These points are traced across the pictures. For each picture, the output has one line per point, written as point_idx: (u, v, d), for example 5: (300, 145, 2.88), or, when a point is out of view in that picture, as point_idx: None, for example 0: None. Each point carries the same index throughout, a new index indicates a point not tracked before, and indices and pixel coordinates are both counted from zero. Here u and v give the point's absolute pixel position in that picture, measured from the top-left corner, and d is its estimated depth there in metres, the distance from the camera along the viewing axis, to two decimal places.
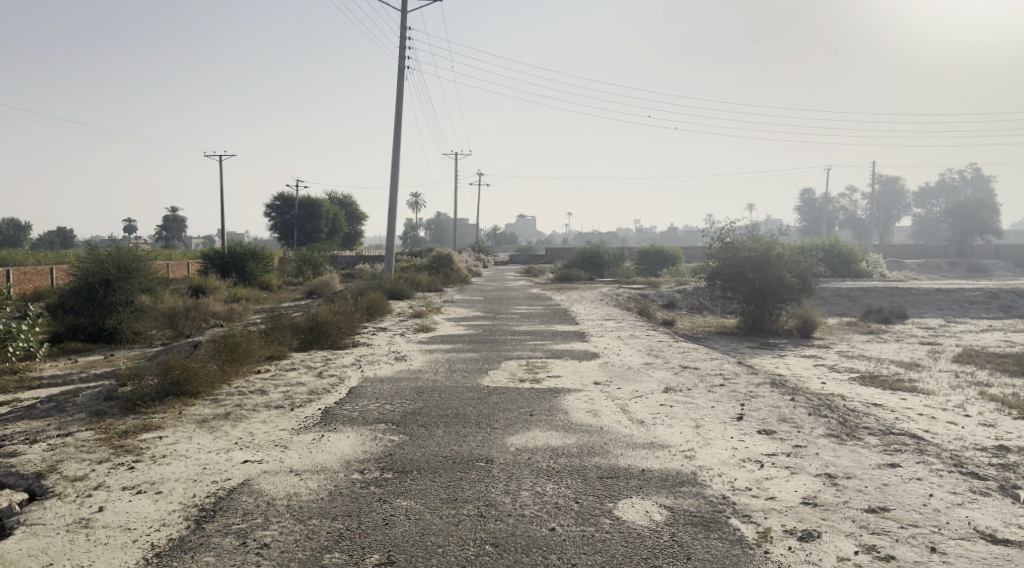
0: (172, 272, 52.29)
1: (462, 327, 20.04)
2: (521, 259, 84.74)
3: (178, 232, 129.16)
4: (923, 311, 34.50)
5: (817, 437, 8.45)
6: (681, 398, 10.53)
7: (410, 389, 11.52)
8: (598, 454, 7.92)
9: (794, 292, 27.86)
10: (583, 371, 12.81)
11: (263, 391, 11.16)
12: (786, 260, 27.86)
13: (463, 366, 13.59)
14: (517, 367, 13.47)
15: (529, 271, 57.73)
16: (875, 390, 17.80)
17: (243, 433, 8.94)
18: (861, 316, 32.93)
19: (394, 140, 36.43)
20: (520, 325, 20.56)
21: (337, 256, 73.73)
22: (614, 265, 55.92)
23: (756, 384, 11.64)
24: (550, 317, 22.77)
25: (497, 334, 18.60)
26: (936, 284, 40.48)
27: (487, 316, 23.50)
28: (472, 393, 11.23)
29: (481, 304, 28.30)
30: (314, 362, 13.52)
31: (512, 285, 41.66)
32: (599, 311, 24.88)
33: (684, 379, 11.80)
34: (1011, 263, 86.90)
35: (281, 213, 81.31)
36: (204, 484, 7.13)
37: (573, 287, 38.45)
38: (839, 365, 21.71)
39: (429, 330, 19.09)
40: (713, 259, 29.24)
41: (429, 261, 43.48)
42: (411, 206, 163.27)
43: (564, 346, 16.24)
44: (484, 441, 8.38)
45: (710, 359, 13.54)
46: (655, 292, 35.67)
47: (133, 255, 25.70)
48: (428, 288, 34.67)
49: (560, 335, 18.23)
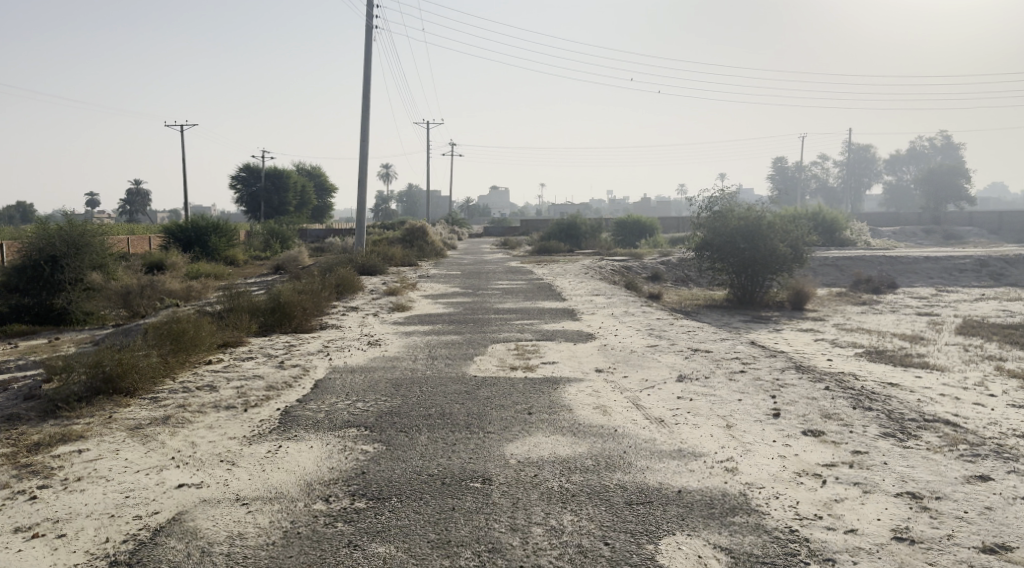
0: (132, 247, 49.99)
1: (440, 305, 18.50)
2: (496, 230, 82.98)
3: (141, 206, 125.30)
4: (911, 280, 33.50)
5: (876, 440, 7.10)
6: (700, 389, 9.13)
7: (386, 382, 10.00)
8: (619, 467, 6.46)
9: (787, 262, 26.66)
10: (582, 357, 11.38)
11: (213, 387, 9.55)
12: (778, 229, 26.61)
13: (445, 352, 12.08)
14: (506, 352, 12.00)
15: (505, 244, 56.11)
16: (886, 367, 16.62)
17: (184, 445, 7.35)
18: (851, 287, 31.87)
19: (364, 106, 34.48)
20: (502, 303, 19.06)
21: (306, 229, 71.56)
22: (592, 237, 54.53)
23: (780, 369, 10.29)
24: (535, 293, 21.29)
25: (478, 313, 17.11)
26: (923, 251, 39.53)
27: (465, 292, 21.97)
28: (458, 385, 9.75)
29: (458, 279, 26.75)
30: (275, 350, 11.91)
31: (488, 258, 40.08)
32: (585, 285, 23.45)
33: (697, 364, 10.41)
34: (985, 229, 86.81)
35: (247, 185, 78.67)
36: (124, 522, 5.56)
37: (553, 259, 37.00)
38: (840, 340, 20.53)
39: (405, 309, 17.53)
40: (702, 229, 27.91)
41: (401, 234, 41.70)
42: (381, 177, 159.96)
43: (555, 326, 14.78)
44: (479, 452, 6.89)
45: (721, 340, 12.18)
46: (639, 263, 34.34)
47: (82, 230, 23.85)
48: (402, 263, 32.99)
49: (549, 313, 16.78)
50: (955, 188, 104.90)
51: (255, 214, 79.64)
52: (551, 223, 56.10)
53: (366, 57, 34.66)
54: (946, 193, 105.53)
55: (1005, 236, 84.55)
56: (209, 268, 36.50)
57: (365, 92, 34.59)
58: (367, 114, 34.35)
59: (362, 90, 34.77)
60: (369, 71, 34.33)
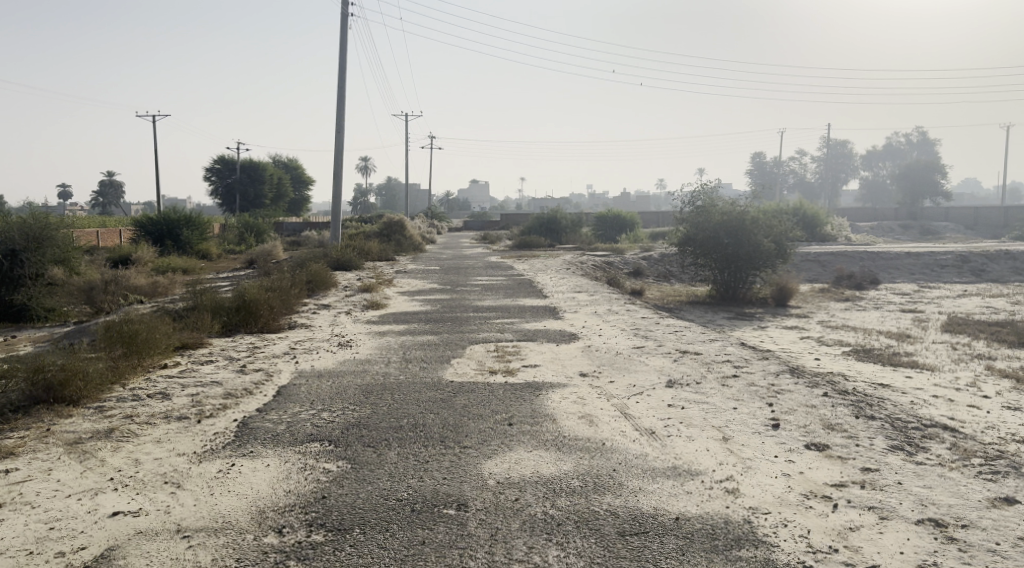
0: (102, 241, 48.73)
1: (417, 303, 17.79)
2: (475, 224, 82.20)
3: (114, 198, 122.92)
4: (893, 276, 33.23)
5: (886, 456, 6.54)
6: (692, 396, 8.53)
7: (355, 389, 9.31)
8: (608, 488, 5.84)
9: (770, 258, 26.22)
10: (565, 360, 10.75)
11: (166, 395, 8.79)
12: (762, 224, 26.15)
13: (419, 354, 11.39)
14: (484, 354, 11.34)
15: (485, 238, 55.39)
16: (875, 367, 16.14)
17: (126, 464, 6.62)
18: (833, 282, 31.54)
19: (339, 96, 33.61)
20: (481, 300, 18.38)
21: (282, 222, 70.39)
22: (572, 231, 53.95)
23: (774, 373, 9.72)
24: (514, 290, 20.64)
25: (456, 311, 16.43)
26: (903, 246, 39.32)
27: (443, 288, 21.28)
28: (432, 392, 9.08)
29: (437, 274, 26.04)
30: (238, 353, 11.17)
31: (468, 253, 39.38)
32: (567, 281, 22.85)
33: (687, 368, 9.81)
34: (961, 225, 87.30)
35: (222, 177, 77.24)
36: (45, 561, 4.85)
37: (533, 254, 36.36)
38: (826, 338, 20.08)
39: (379, 307, 16.80)
40: (685, 224, 27.38)
41: (379, 228, 40.85)
42: (359, 170, 158.40)
43: (535, 326, 14.13)
44: (454, 471, 6.24)
45: (710, 342, 11.60)
46: (621, 259, 33.80)
47: (44, 223, 22.91)
48: (379, 258, 32.18)
49: (530, 312, 16.13)
50: (931, 184, 105.49)
51: (230, 207, 78.25)
52: (530, 217, 55.49)
53: (342, 47, 33.77)
54: (922, 188, 106.13)
55: (981, 232, 85.08)
56: (179, 263, 35.49)
57: (341, 82, 33.72)
58: (343, 105, 33.48)
59: (338, 80, 33.88)
60: (345, 62, 33.47)
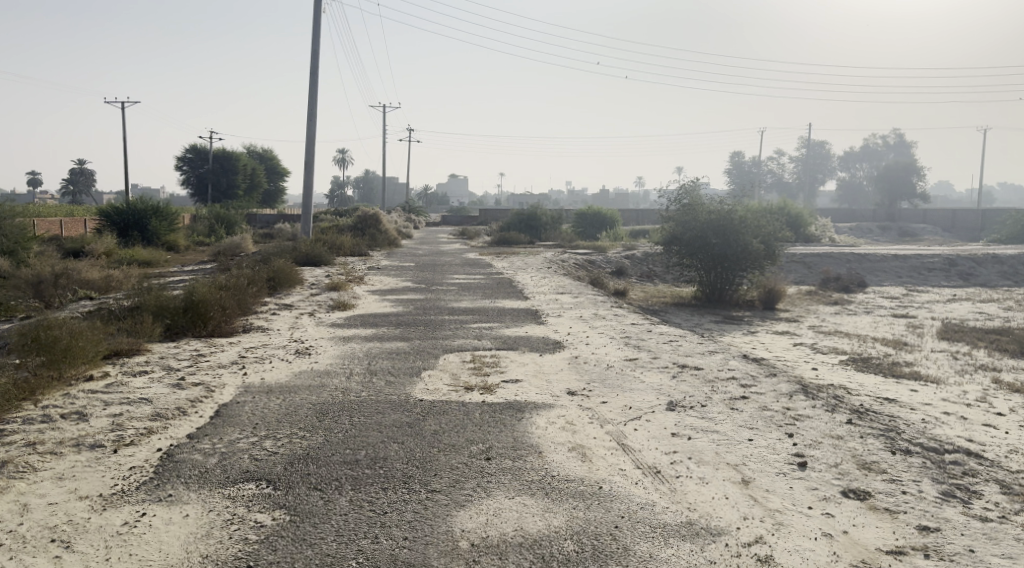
0: (65, 231, 46.88)
1: (387, 303, 16.51)
2: (453, 219, 80.82)
3: (85, 187, 120.06)
4: (880, 279, 32.38)
5: (943, 509, 5.43)
6: (699, 422, 7.36)
7: (309, 409, 8.04)
8: (609, 556, 4.66)
9: (759, 260, 25.22)
10: (550, 375, 9.56)
11: (82, 416, 7.48)
12: (752, 223, 25.09)
13: (385, 367, 10.12)
14: (459, 367, 10.11)
15: (463, 234, 54.09)
16: (877, 378, 15.11)
17: (10, 514, 5.32)
18: (820, 285, 30.68)
19: (312, 84, 32.17)
20: (456, 301, 17.13)
21: (255, 214, 68.59)
22: (552, 228, 52.81)
23: (787, 393, 8.59)
24: (493, 290, 19.44)
25: (429, 313, 15.17)
26: (889, 248, 38.56)
27: (417, 287, 20.01)
28: (398, 414, 7.85)
29: (411, 271, 24.78)
30: (179, 363, 9.87)
31: (445, 249, 38.13)
32: (549, 281, 21.66)
33: (688, 387, 8.65)
34: (939, 227, 87.24)
35: (193, 167, 75.13)
36: None
37: (512, 251, 35.19)
38: (820, 344, 19.08)
39: (347, 307, 15.52)
40: (670, 222, 26.25)
41: (352, 221, 39.42)
42: (336, 162, 156.24)
43: (516, 332, 12.91)
44: (417, 528, 5.03)
45: (709, 355, 10.45)
46: (603, 257, 32.72)
47: None
48: (351, 253, 30.80)
49: (510, 316, 14.92)
50: (908, 186, 105.55)
51: (202, 197, 76.20)
52: (509, 212, 54.26)
53: (315, 32, 32.29)
54: (900, 190, 106.19)
55: (958, 234, 85.05)
56: (142, 255, 33.87)
57: (313, 69, 32.28)
58: (316, 93, 32.06)
59: (311, 67, 32.43)
60: (318, 47, 32.03)
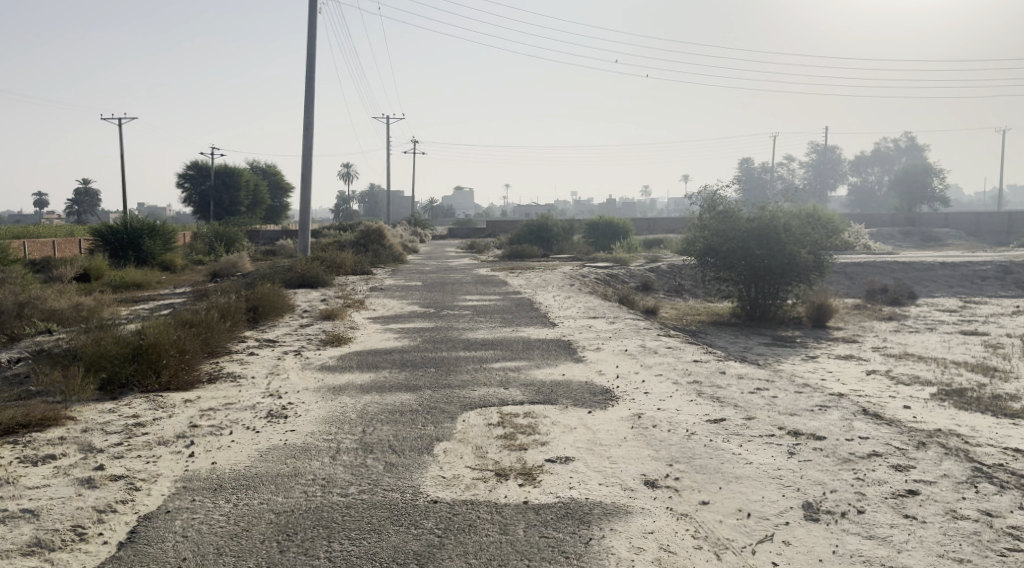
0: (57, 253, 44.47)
1: (391, 335, 13.92)
2: (459, 232, 78.45)
3: (89, 207, 118.55)
4: (930, 290, 29.56)
5: None
6: (872, 552, 4.76)
7: (270, 526, 5.43)
8: None
9: (807, 273, 22.52)
10: (613, 449, 6.91)
11: None
12: (798, 230, 22.41)
13: (385, 436, 7.50)
14: (484, 435, 7.48)
15: (472, 247, 51.59)
16: (987, 418, 12.40)
17: None
18: (866, 298, 27.98)
19: (309, 92, 29.90)
20: (471, 331, 14.50)
21: (257, 230, 66.33)
22: (564, 240, 50.28)
23: (967, 483, 5.94)
24: (512, 314, 16.87)
25: (441, 349, 12.56)
26: (932, 255, 35.71)
27: (425, 313, 17.42)
28: (402, 532, 5.25)
29: (418, 292, 22.24)
30: (103, 439, 7.28)
31: (454, 264, 35.60)
32: (575, 301, 19.05)
33: (822, 476, 6.01)
34: (962, 231, 84.17)
35: (195, 184, 72.85)
36: None
37: (527, 266, 32.62)
38: (895, 371, 16.40)
39: (341, 342, 12.92)
40: (704, 231, 23.61)
41: (355, 236, 36.90)
42: (340, 176, 154.24)
43: (551, 375, 10.25)
44: None
45: (820, 413, 7.78)
46: (626, 271, 30.10)
47: None
48: (353, 271, 28.25)
49: (539, 350, 12.28)
50: (926, 189, 102.32)
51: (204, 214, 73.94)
52: (518, 224, 51.77)
53: (311, 34, 30.02)
54: (918, 194, 103.05)
55: (983, 238, 81.97)
56: (131, 276, 31.40)
57: (311, 75, 30.05)
58: (313, 101, 29.80)
59: (308, 73, 30.15)
60: (315, 51, 29.78)
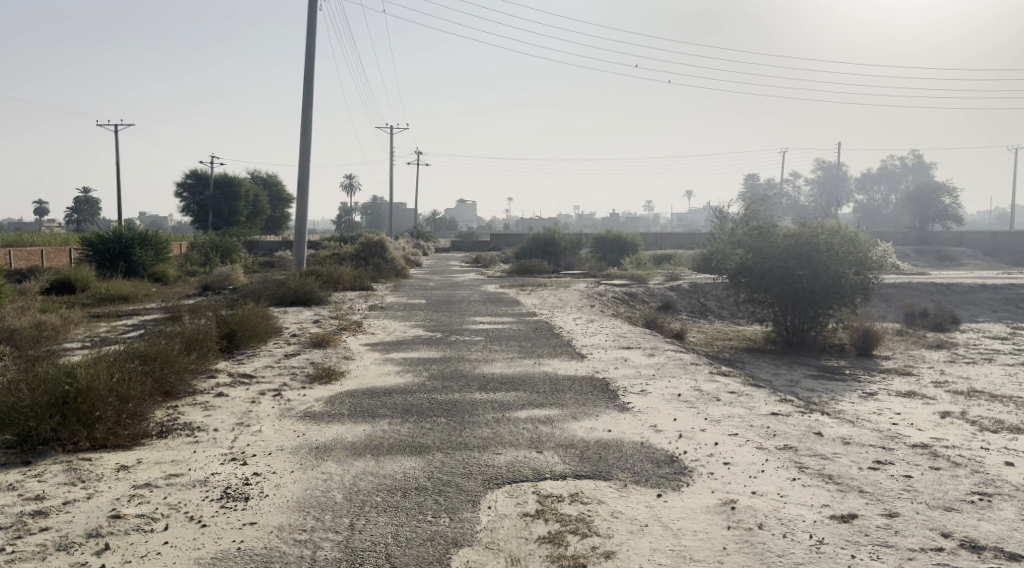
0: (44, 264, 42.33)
1: (391, 369, 11.74)
2: (462, 246, 76.34)
3: (89, 216, 116.79)
4: (973, 314, 27.35)
5: None
6: None
7: None
8: None
9: (852, 296, 20.32)
10: None
11: None
12: (843, 248, 20.26)
13: (381, 539, 5.34)
14: (520, 539, 5.33)
15: (477, 261, 49.53)
16: None
17: None
18: (907, 322, 25.82)
19: (308, 94, 28.01)
20: (486, 364, 12.29)
21: (256, 240, 64.26)
22: (571, 255, 48.15)
23: None
24: (531, 341, 14.70)
25: (451, 389, 10.36)
26: (968, 277, 33.55)
27: (430, 338, 15.24)
28: None
29: (422, 312, 20.10)
30: None
31: (460, 279, 33.45)
32: (600, 326, 16.91)
33: None
34: (979, 250, 81.89)
35: (194, 194, 71.02)
36: None
37: (538, 283, 30.50)
38: (973, 412, 14.20)
39: (333, 379, 10.73)
40: (738, 249, 21.53)
41: (354, 248, 34.78)
42: (341, 187, 152.55)
43: (594, 432, 8.05)
44: None
45: (989, 509, 5.61)
46: (645, 289, 28.01)
47: None
48: (351, 287, 26.11)
49: (573, 393, 10.08)
50: (939, 206, 99.82)
51: (203, 226, 71.99)
52: (524, 238, 49.66)
53: (309, 32, 28.09)
54: (930, 210, 100.81)
55: (1001, 257, 79.59)
56: (115, 289, 29.18)
57: (310, 78, 28.04)
58: (311, 105, 27.81)
59: (306, 73, 28.19)
60: (314, 52, 27.79)
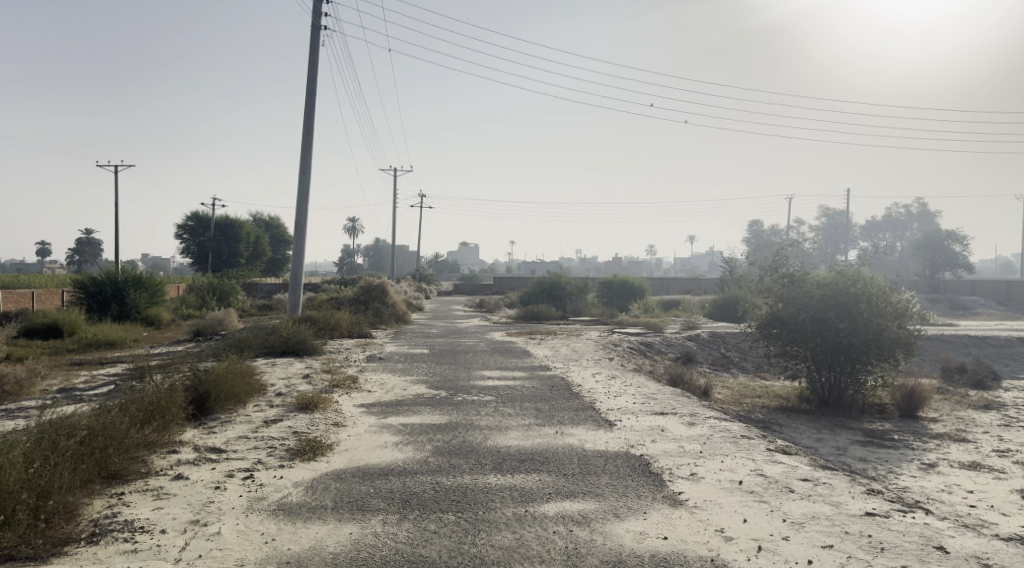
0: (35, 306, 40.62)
1: (390, 439, 9.98)
2: (466, 289, 74.85)
3: (89, 258, 115.45)
4: (1013, 370, 25.54)
5: None
6: None
7: None
8: None
9: (895, 351, 18.54)
10: None
11: None
12: (882, 299, 18.58)
13: None
14: None
15: (482, 306, 47.84)
16: None
17: None
18: (945, 378, 24.04)
19: (309, 132, 26.70)
20: (500, 433, 10.55)
21: (256, 283, 62.67)
22: (578, 300, 46.53)
23: None
24: (549, 403, 12.93)
25: (460, 469, 8.57)
26: (1000, 328, 31.86)
27: (434, 397, 13.44)
28: None
29: (426, 364, 18.35)
30: None
31: (465, 326, 31.76)
32: (623, 384, 15.16)
33: None
34: (992, 299, 80.30)
35: (194, 236, 69.65)
36: None
37: (548, 331, 28.78)
38: None
39: (319, 454, 8.96)
40: (768, 299, 19.93)
41: (354, 292, 33.12)
42: (344, 230, 151.53)
43: (645, 540, 6.28)
44: None
45: None
46: (662, 339, 26.24)
47: None
48: (349, 334, 24.39)
49: (609, 476, 8.29)
50: (949, 254, 98.43)
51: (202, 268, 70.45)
52: (529, 283, 48.03)
53: (311, 66, 26.84)
54: (940, 258, 99.44)
55: (1016, 306, 77.93)
56: (102, 335, 27.41)
57: (310, 115, 26.73)
58: (311, 142, 26.46)
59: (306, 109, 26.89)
60: (315, 89, 26.53)
